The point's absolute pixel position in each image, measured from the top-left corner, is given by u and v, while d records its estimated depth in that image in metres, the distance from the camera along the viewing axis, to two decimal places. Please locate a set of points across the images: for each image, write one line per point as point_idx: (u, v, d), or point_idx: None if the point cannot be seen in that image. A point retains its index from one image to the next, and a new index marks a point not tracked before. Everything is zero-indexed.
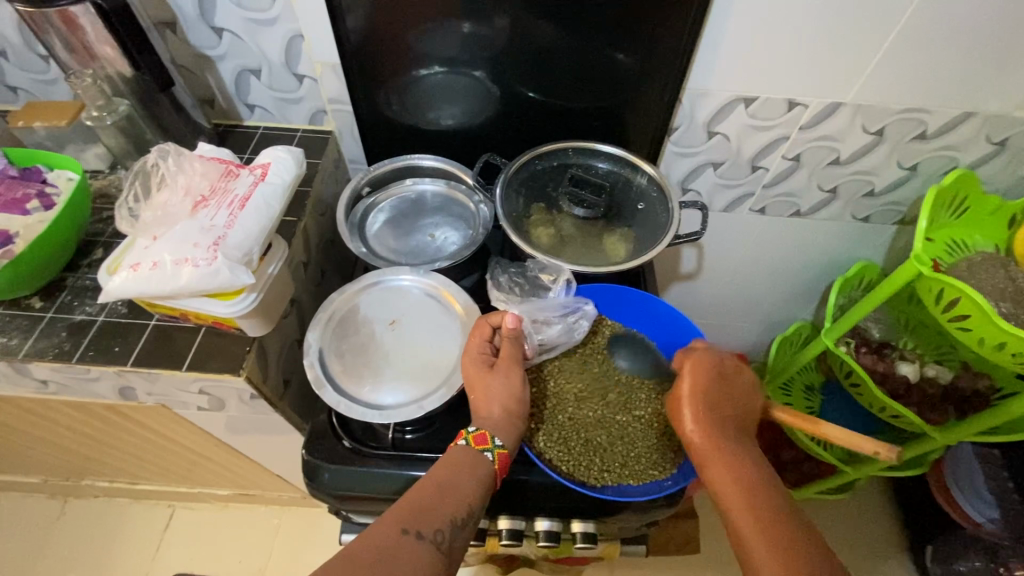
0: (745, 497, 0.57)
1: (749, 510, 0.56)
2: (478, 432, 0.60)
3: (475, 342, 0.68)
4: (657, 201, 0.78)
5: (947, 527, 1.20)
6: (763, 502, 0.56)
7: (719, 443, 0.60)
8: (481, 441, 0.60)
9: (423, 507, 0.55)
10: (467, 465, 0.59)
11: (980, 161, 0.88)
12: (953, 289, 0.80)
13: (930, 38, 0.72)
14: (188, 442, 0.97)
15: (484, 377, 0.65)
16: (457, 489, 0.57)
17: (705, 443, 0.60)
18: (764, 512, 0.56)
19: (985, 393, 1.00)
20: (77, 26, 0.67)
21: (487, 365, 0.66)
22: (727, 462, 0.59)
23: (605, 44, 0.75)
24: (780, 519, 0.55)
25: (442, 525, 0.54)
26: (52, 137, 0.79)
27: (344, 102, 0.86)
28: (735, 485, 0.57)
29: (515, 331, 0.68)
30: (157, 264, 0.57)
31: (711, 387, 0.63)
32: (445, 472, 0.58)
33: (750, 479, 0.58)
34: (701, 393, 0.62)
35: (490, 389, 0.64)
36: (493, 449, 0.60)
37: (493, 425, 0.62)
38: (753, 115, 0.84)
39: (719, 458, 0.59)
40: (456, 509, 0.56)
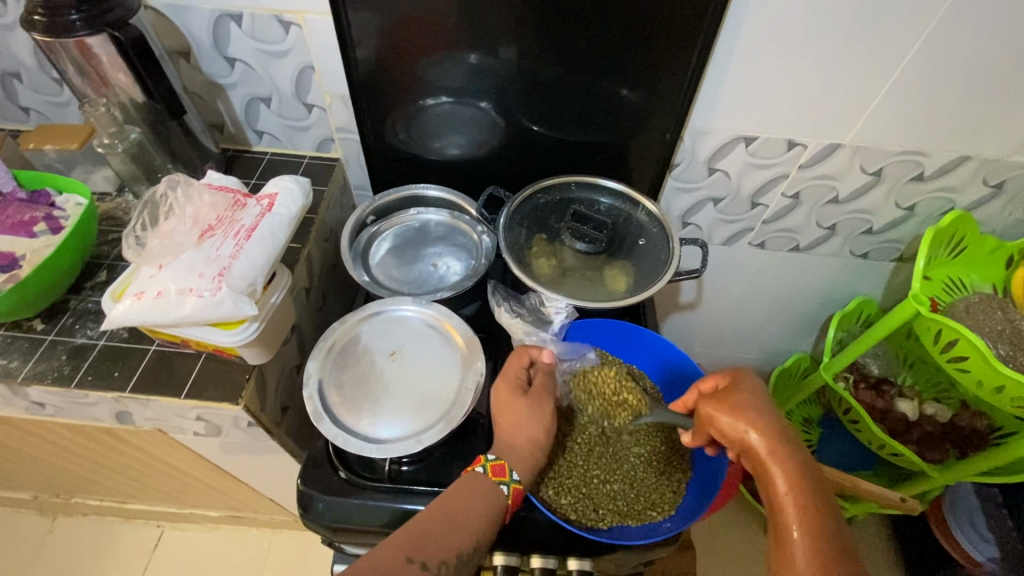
0: (809, 512, 0.52)
1: (810, 524, 0.51)
2: (496, 462, 0.60)
3: (512, 368, 0.69)
4: (658, 236, 0.79)
5: (947, 566, 1.19)
6: (828, 518, 0.52)
7: (785, 448, 0.56)
8: (498, 473, 0.60)
9: (431, 537, 0.55)
10: (480, 498, 0.58)
11: (978, 203, 0.89)
12: (951, 330, 0.81)
13: (928, 84, 0.73)
14: (182, 464, 0.97)
15: (518, 403, 0.66)
16: (467, 522, 0.56)
17: (766, 446, 0.56)
18: (826, 529, 0.51)
19: (984, 432, 1.00)
20: (92, 54, 0.69)
21: (520, 392, 0.67)
22: (789, 467, 0.55)
23: (609, 81, 0.76)
24: (843, 540, 0.51)
25: (446, 558, 0.54)
26: (62, 160, 0.81)
27: (352, 130, 0.87)
28: (797, 494, 0.53)
29: (550, 366, 0.71)
30: (161, 293, 0.58)
31: (767, 400, 0.61)
32: (458, 502, 0.57)
33: (815, 495, 0.53)
34: (756, 401, 0.60)
35: (519, 417, 0.65)
36: (509, 483, 0.60)
37: (513, 457, 0.62)
38: (754, 153, 0.85)
39: (781, 463, 0.55)
40: (462, 544, 0.55)
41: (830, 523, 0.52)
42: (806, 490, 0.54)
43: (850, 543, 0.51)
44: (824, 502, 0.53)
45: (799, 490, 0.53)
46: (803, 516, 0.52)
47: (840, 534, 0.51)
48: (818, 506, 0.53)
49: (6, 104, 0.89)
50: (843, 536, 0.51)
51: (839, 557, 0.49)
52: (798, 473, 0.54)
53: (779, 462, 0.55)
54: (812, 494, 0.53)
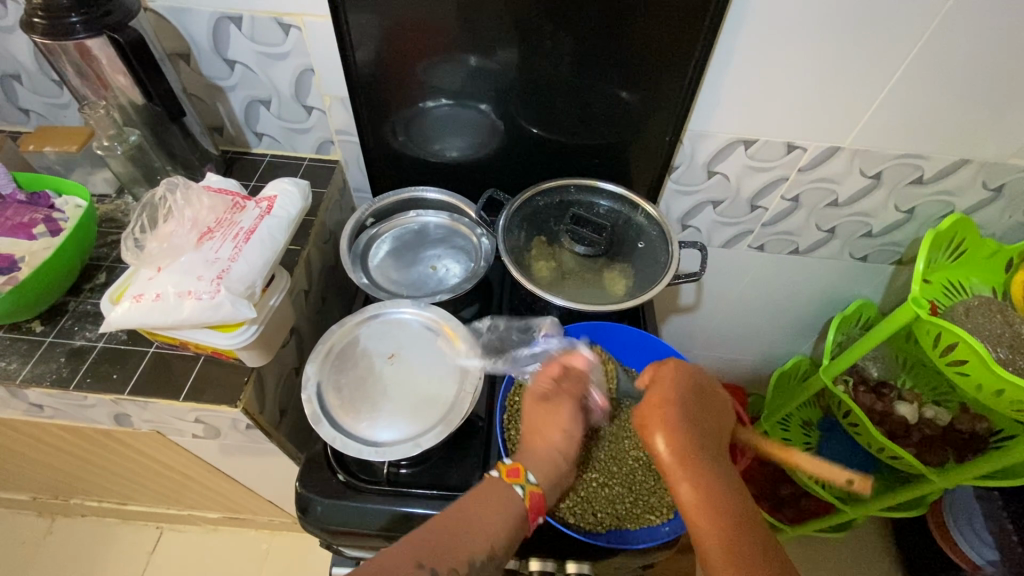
0: (717, 525, 0.55)
1: (717, 534, 0.55)
2: (511, 465, 0.61)
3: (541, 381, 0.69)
4: (657, 239, 0.79)
5: (947, 570, 1.19)
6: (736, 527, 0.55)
7: (693, 459, 0.59)
8: (513, 475, 0.60)
9: (443, 541, 0.55)
10: (497, 503, 0.58)
11: (977, 206, 0.89)
12: (951, 334, 0.81)
13: (927, 87, 0.73)
14: (180, 466, 0.97)
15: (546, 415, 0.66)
16: (481, 527, 0.56)
17: (674, 460, 0.59)
18: (732, 537, 0.55)
19: (984, 435, 1.00)
20: (92, 56, 0.69)
21: (554, 403, 0.67)
22: (697, 482, 0.58)
23: (609, 84, 0.76)
24: (751, 550, 0.54)
25: (457, 565, 0.54)
26: (62, 161, 0.81)
27: (351, 133, 0.87)
28: (704, 509, 0.56)
29: (579, 373, 0.71)
30: (160, 295, 0.58)
31: (682, 402, 0.63)
32: (473, 506, 0.57)
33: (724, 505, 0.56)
34: (668, 409, 0.62)
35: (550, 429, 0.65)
36: (525, 484, 0.59)
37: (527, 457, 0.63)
38: (753, 156, 0.85)
39: (688, 477, 0.58)
40: (475, 550, 0.55)
41: (739, 529, 0.55)
42: (713, 500, 0.57)
43: (759, 544, 0.54)
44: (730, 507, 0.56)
45: (706, 501, 0.57)
46: (712, 527, 0.55)
47: (746, 536, 0.55)
48: (726, 513, 0.56)
49: (6, 106, 0.89)
50: (751, 538, 0.55)
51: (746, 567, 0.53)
52: (705, 485, 0.57)
53: (684, 477, 0.58)
54: (719, 503, 0.56)
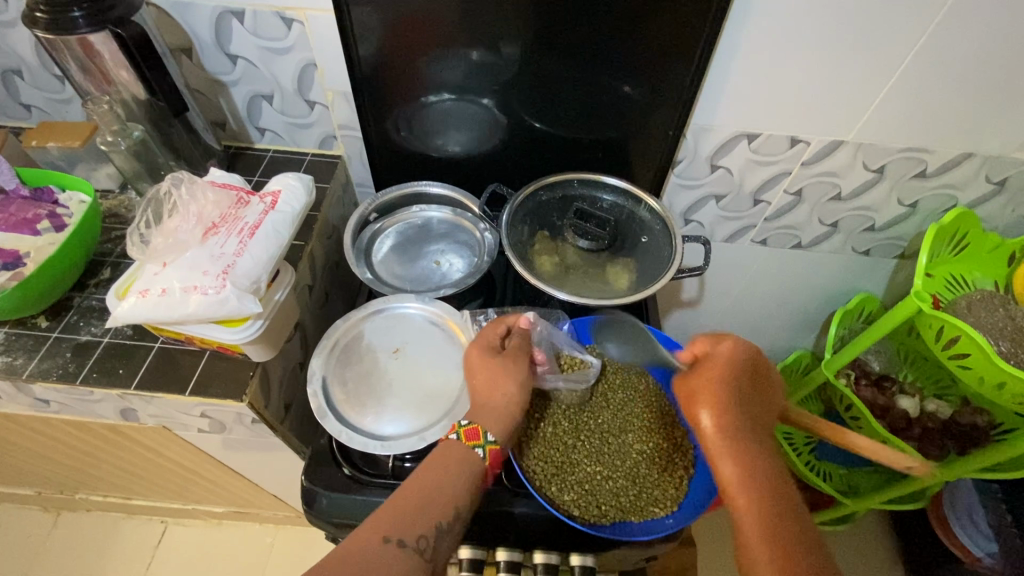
0: (757, 503, 0.56)
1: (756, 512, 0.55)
2: (469, 426, 0.62)
3: (489, 337, 0.69)
4: (660, 233, 0.79)
5: (947, 562, 1.20)
6: (776, 509, 0.55)
7: (735, 438, 0.59)
8: (471, 436, 0.61)
9: (408, 511, 0.55)
10: (454, 466, 0.59)
11: (980, 200, 0.89)
12: (953, 327, 0.81)
13: (932, 80, 0.73)
14: (185, 461, 0.97)
15: (491, 366, 0.66)
16: (441, 492, 0.57)
17: (721, 438, 0.59)
18: (772, 518, 0.55)
19: (985, 428, 1.00)
20: (95, 52, 0.69)
21: (502, 361, 0.67)
22: (741, 461, 0.58)
23: (611, 79, 0.76)
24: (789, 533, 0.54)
25: (425, 531, 0.54)
26: (65, 157, 0.81)
27: (354, 128, 0.87)
28: (745, 487, 0.56)
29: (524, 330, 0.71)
30: (166, 290, 0.58)
31: (733, 382, 0.62)
32: (433, 473, 0.58)
33: (765, 487, 0.57)
34: (720, 386, 0.61)
35: (491, 378, 0.65)
36: (485, 445, 0.61)
37: (485, 415, 0.62)
38: (756, 150, 0.85)
39: (735, 456, 0.58)
40: (440, 514, 0.55)
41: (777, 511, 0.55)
42: (755, 480, 0.57)
43: (795, 529, 0.55)
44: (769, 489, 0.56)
45: (748, 480, 0.57)
46: (752, 505, 0.55)
47: (784, 519, 0.55)
48: (766, 494, 0.56)
49: (9, 102, 0.89)
50: (790, 521, 0.55)
51: (784, 547, 0.53)
52: (748, 464, 0.57)
53: (728, 454, 0.58)
54: (760, 483, 0.57)
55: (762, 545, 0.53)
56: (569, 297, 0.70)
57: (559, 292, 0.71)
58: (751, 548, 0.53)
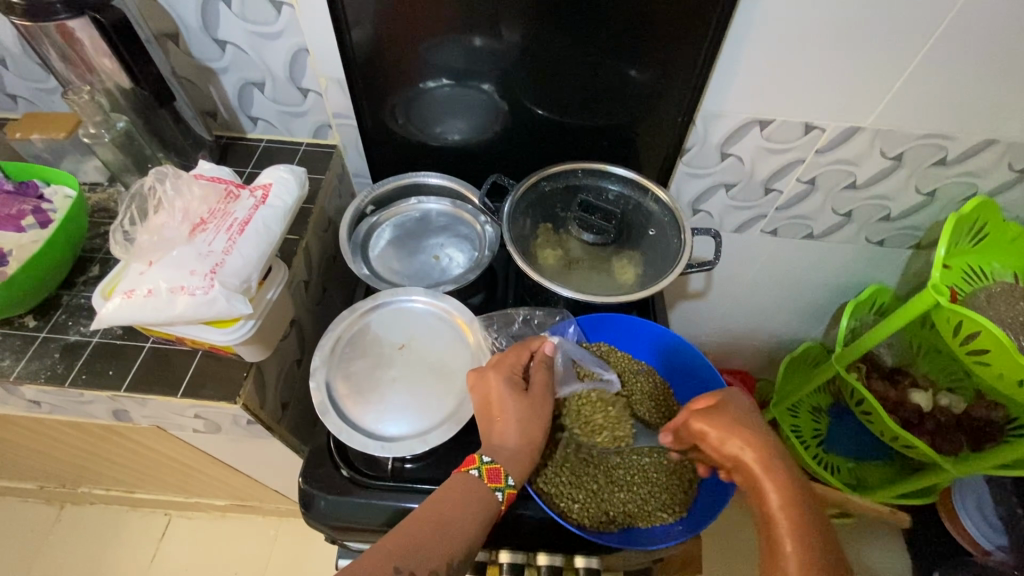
0: (803, 533, 0.50)
1: (806, 548, 0.49)
2: (492, 465, 0.58)
3: (510, 363, 0.66)
4: (669, 226, 0.76)
5: (956, 555, 1.18)
6: (821, 544, 0.49)
7: (780, 467, 0.54)
8: (494, 478, 0.58)
9: (420, 544, 0.52)
10: (468, 499, 0.56)
11: (1002, 188, 0.85)
12: (972, 322, 0.78)
13: (958, 63, 0.69)
14: (183, 457, 0.96)
15: (513, 400, 0.62)
16: (455, 526, 0.54)
17: (760, 462, 0.54)
18: (818, 551, 0.49)
19: (1000, 423, 0.96)
20: (75, 40, 0.65)
21: (524, 400, 0.63)
22: (783, 487, 0.53)
23: (617, 62, 0.73)
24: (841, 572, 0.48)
25: (436, 566, 0.51)
26: (51, 149, 0.78)
27: (349, 116, 0.84)
28: (788, 514, 0.51)
29: (548, 359, 0.67)
30: (152, 291, 0.55)
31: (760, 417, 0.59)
32: (449, 507, 0.55)
33: (811, 519, 0.51)
34: (751, 417, 0.58)
35: (509, 417, 0.62)
36: (504, 489, 0.58)
37: (506, 456, 0.60)
38: (768, 137, 0.82)
39: (777, 481, 0.53)
40: (452, 550, 0.53)
41: (825, 543, 0.50)
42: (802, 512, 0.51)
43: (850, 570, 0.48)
44: (818, 519, 0.51)
45: (795, 511, 0.51)
46: (796, 535, 0.50)
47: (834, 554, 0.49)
48: (811, 524, 0.51)
49: None
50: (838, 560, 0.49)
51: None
52: (794, 493, 0.52)
53: (770, 479, 0.53)
54: (809, 516, 0.51)
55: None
56: (573, 294, 0.67)
57: (562, 289, 0.68)
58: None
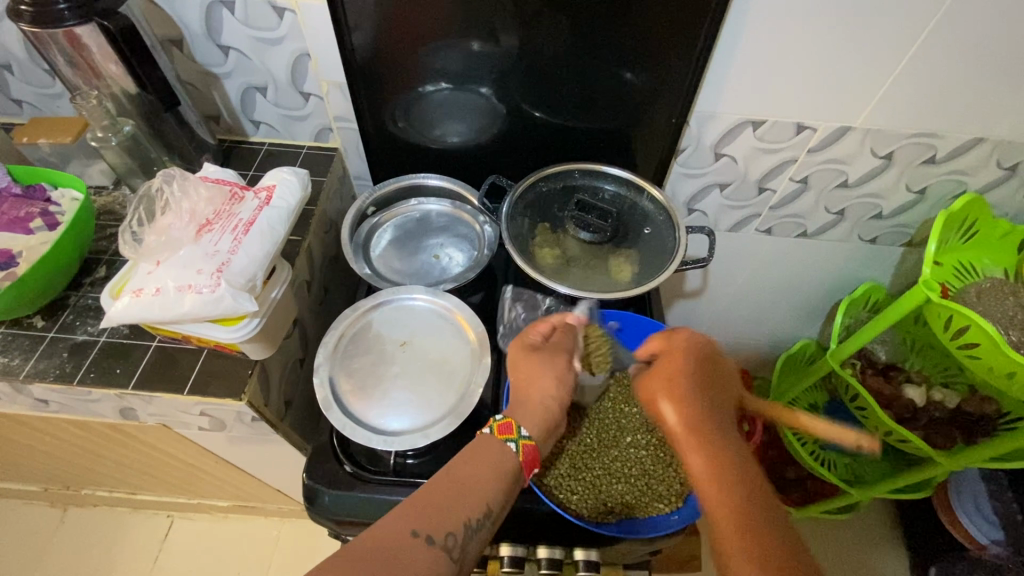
0: (725, 492, 0.54)
1: (729, 506, 0.53)
2: (503, 421, 0.61)
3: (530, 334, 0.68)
4: (664, 224, 0.78)
5: (952, 550, 1.19)
6: (745, 504, 0.53)
7: (701, 429, 0.58)
8: (506, 430, 0.60)
9: (436, 508, 0.54)
10: (486, 461, 0.58)
11: (991, 185, 0.87)
12: (962, 317, 0.80)
13: (943, 63, 0.71)
14: (187, 457, 0.97)
15: (538, 361, 0.66)
16: (473, 488, 0.56)
17: (683, 426, 0.59)
18: (742, 502, 0.53)
19: (992, 417, 0.98)
20: (82, 45, 0.67)
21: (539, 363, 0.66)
22: (706, 449, 0.57)
23: (612, 65, 0.74)
24: (761, 527, 0.52)
25: (454, 529, 0.53)
26: (57, 153, 0.79)
27: (350, 119, 0.85)
28: (710, 474, 0.55)
29: (570, 326, 0.70)
30: (160, 289, 0.57)
31: (691, 371, 0.62)
32: (465, 471, 0.57)
33: (735, 478, 0.55)
34: (680, 376, 0.62)
35: (528, 379, 0.65)
36: (518, 439, 0.60)
37: (522, 415, 0.62)
38: (761, 137, 0.83)
39: (699, 444, 0.57)
40: (469, 512, 0.54)
41: (749, 501, 0.54)
42: (724, 471, 0.55)
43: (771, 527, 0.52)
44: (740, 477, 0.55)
45: (717, 472, 0.55)
46: (719, 491, 0.54)
47: (757, 512, 0.53)
48: (735, 477, 0.55)
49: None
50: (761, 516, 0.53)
51: (759, 538, 0.51)
52: (714, 454, 0.56)
53: (693, 441, 0.58)
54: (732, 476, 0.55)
55: (737, 534, 0.51)
56: (570, 291, 0.69)
57: (560, 285, 0.70)
58: (725, 538, 0.52)
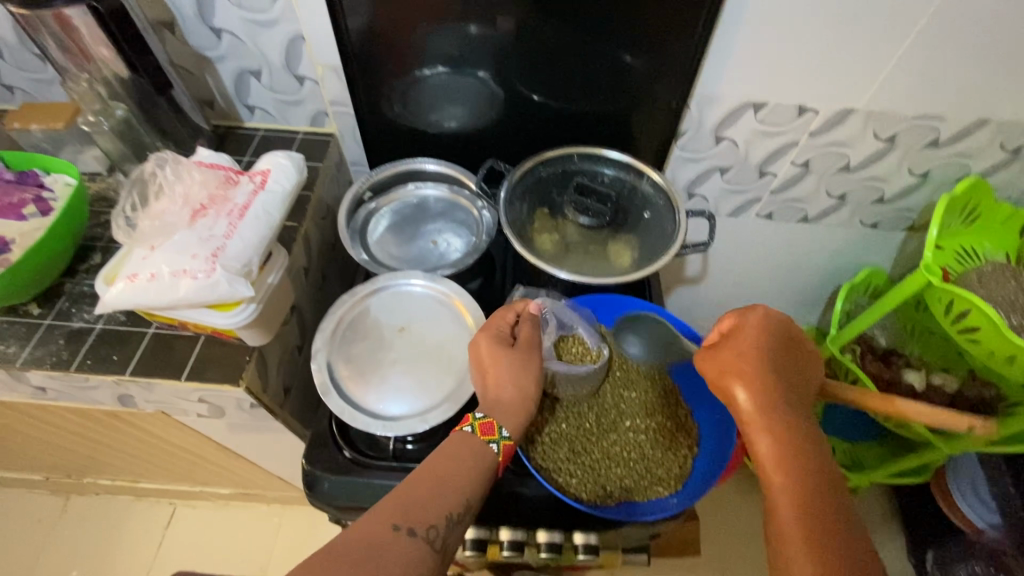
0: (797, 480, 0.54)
1: (797, 496, 0.53)
2: (484, 421, 0.60)
3: (497, 323, 0.67)
4: (664, 208, 0.77)
5: (951, 534, 1.20)
6: (813, 496, 0.53)
7: (770, 413, 0.57)
8: (486, 431, 0.59)
9: (418, 502, 0.54)
10: (466, 456, 0.58)
11: (993, 169, 0.86)
12: (963, 300, 0.79)
13: (948, 44, 0.70)
14: (187, 444, 0.97)
15: (502, 354, 0.64)
16: (454, 482, 0.56)
17: (752, 410, 0.57)
18: (810, 494, 0.53)
19: (992, 401, 0.97)
20: (72, 28, 0.66)
21: (510, 354, 0.64)
22: (774, 434, 0.56)
23: (611, 47, 0.73)
24: (829, 520, 0.52)
25: (435, 522, 0.53)
26: (50, 139, 0.79)
27: (346, 104, 0.84)
28: (778, 461, 0.55)
29: (535, 314, 0.68)
30: (155, 275, 0.56)
31: (765, 352, 0.60)
32: (444, 464, 0.57)
33: (804, 469, 0.54)
34: (754, 356, 0.59)
35: (502, 371, 0.63)
36: (498, 440, 0.59)
37: (500, 410, 0.61)
38: (762, 120, 0.82)
39: (768, 429, 0.56)
40: (451, 505, 0.54)
41: (819, 495, 0.53)
42: (793, 458, 0.55)
43: (838, 522, 0.52)
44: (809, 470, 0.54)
45: (785, 459, 0.54)
46: (786, 480, 0.54)
47: (824, 507, 0.52)
48: (805, 468, 0.54)
49: None
50: (830, 512, 0.52)
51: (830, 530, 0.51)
52: (784, 440, 0.55)
53: (762, 428, 0.56)
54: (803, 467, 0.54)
55: (798, 526, 0.51)
56: (569, 276, 0.68)
57: (559, 271, 0.69)
58: (786, 527, 0.52)
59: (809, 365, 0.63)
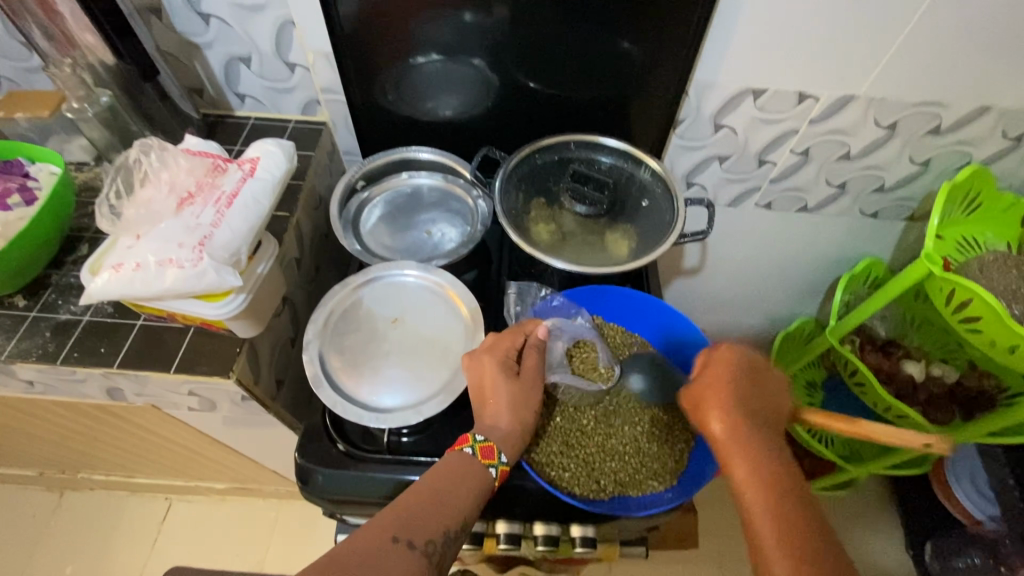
0: (777, 509, 0.52)
1: (779, 524, 0.51)
2: (485, 444, 0.58)
3: (504, 347, 0.65)
4: (662, 197, 0.76)
5: (949, 526, 1.20)
6: (794, 523, 0.51)
7: (746, 443, 0.56)
8: (487, 455, 0.58)
9: (417, 515, 0.53)
10: (465, 471, 0.57)
11: (995, 157, 0.85)
12: (964, 290, 0.78)
13: (951, 29, 0.69)
14: (180, 439, 0.96)
15: (504, 383, 0.62)
16: (453, 497, 0.55)
17: (728, 440, 0.56)
18: (791, 521, 0.51)
19: (992, 392, 0.97)
20: (55, 12, 0.64)
21: (515, 383, 0.63)
22: (751, 462, 0.55)
23: (608, 32, 0.72)
24: (814, 548, 0.50)
25: (433, 537, 0.52)
26: (35, 128, 0.77)
27: (337, 91, 0.82)
28: (756, 489, 0.53)
29: (541, 342, 0.67)
30: (140, 264, 0.55)
31: (739, 382, 0.59)
32: (444, 479, 0.56)
33: (783, 495, 0.53)
34: (727, 386, 0.59)
35: (503, 400, 0.62)
36: (497, 466, 0.58)
37: (500, 437, 0.60)
38: (762, 107, 0.81)
39: (744, 457, 0.55)
40: (450, 521, 0.54)
41: (802, 521, 0.52)
42: (770, 485, 0.53)
43: (826, 547, 0.50)
44: (790, 496, 0.53)
45: (763, 488, 0.53)
46: (767, 508, 0.52)
47: (809, 533, 0.51)
48: (783, 495, 0.53)
49: None
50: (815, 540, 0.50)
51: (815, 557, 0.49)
52: (760, 467, 0.54)
53: (737, 457, 0.55)
54: (782, 494, 0.53)
55: (779, 545, 0.50)
56: (566, 266, 0.67)
57: (555, 261, 0.68)
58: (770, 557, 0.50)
59: (786, 393, 0.63)
